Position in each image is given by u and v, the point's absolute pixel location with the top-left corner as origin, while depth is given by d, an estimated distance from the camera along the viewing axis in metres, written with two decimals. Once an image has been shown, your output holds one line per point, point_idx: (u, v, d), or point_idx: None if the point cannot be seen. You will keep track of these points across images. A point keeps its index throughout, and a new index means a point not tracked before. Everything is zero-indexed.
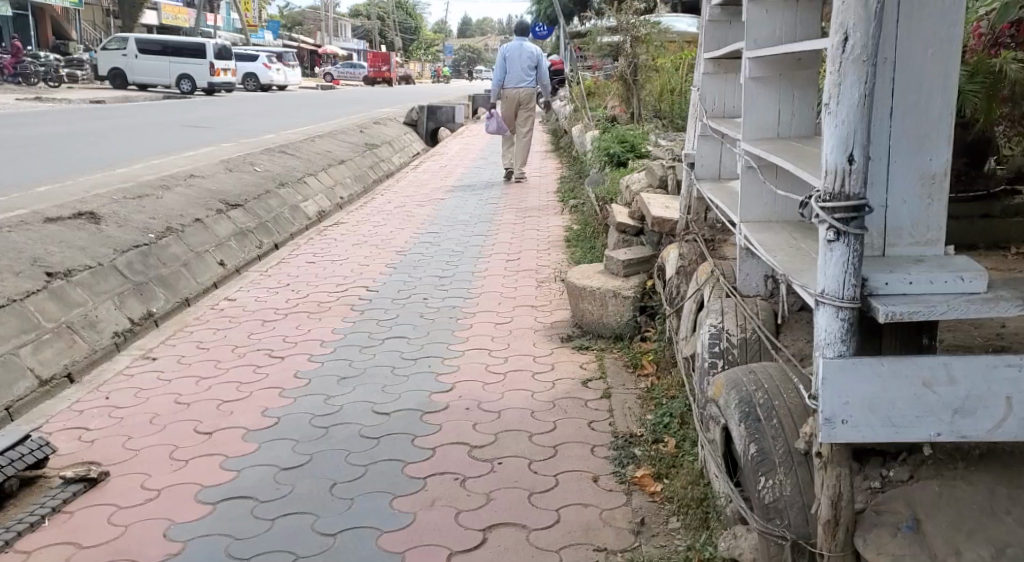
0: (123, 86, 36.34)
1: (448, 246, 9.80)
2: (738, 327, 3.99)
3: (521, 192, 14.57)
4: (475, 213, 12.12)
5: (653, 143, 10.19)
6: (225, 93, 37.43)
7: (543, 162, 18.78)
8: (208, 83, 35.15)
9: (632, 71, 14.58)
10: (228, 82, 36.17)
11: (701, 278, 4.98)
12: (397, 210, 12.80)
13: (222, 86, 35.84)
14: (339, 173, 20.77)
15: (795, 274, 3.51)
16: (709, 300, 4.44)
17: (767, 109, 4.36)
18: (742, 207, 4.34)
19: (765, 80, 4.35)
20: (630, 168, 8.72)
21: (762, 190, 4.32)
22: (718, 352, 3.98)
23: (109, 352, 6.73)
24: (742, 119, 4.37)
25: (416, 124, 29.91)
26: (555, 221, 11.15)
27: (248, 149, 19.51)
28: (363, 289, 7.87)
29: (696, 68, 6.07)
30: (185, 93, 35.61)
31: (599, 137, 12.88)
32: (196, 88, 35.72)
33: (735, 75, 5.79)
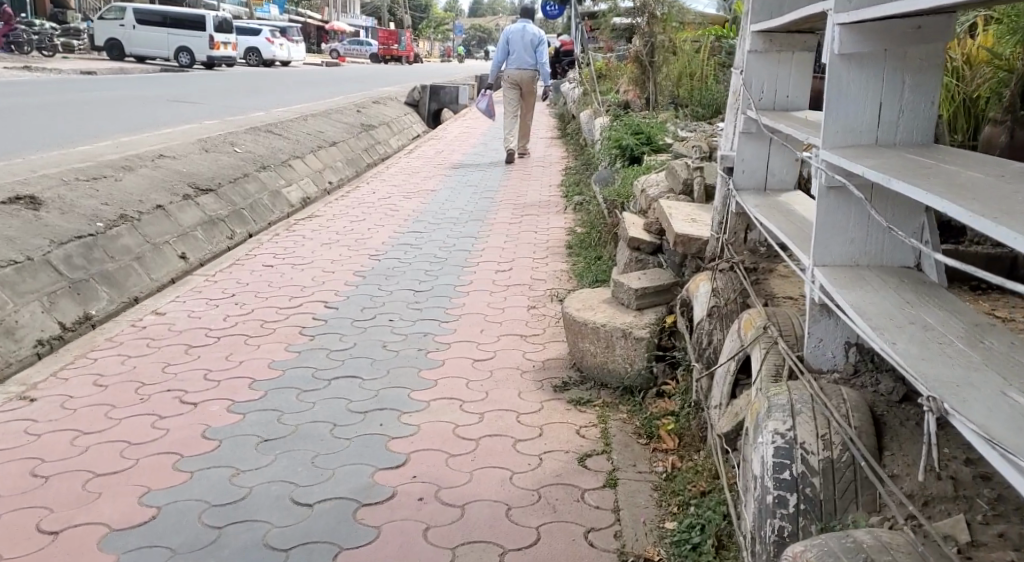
0: (119, 58, 34.94)
1: (430, 249, 8.50)
2: (822, 444, 3.08)
3: (522, 183, 13.25)
4: (468, 208, 10.82)
5: (670, 136, 8.90)
6: (224, 68, 36.02)
7: (547, 150, 17.45)
8: (208, 57, 33.83)
9: (648, 54, 13.25)
10: (228, 56, 34.77)
11: (745, 334, 3.71)
12: (382, 202, 11.50)
13: (221, 60, 34.46)
14: (330, 156, 19.45)
15: (956, 404, 2.53)
16: (761, 376, 3.44)
17: (861, 102, 3.25)
18: (816, 247, 3.27)
19: (863, 60, 3.23)
20: (645, 166, 7.43)
21: (844, 225, 3.24)
22: (789, 483, 3.06)
23: (25, 366, 5.62)
24: (825, 116, 3.27)
25: (417, 105, 28.55)
26: (557, 221, 9.85)
27: (232, 127, 18.18)
28: (322, 305, 6.59)
29: (739, 45, 4.71)
30: (184, 67, 34.28)
31: (610, 125, 11.56)
32: (195, 63, 34.38)
33: (790, 55, 4.44)
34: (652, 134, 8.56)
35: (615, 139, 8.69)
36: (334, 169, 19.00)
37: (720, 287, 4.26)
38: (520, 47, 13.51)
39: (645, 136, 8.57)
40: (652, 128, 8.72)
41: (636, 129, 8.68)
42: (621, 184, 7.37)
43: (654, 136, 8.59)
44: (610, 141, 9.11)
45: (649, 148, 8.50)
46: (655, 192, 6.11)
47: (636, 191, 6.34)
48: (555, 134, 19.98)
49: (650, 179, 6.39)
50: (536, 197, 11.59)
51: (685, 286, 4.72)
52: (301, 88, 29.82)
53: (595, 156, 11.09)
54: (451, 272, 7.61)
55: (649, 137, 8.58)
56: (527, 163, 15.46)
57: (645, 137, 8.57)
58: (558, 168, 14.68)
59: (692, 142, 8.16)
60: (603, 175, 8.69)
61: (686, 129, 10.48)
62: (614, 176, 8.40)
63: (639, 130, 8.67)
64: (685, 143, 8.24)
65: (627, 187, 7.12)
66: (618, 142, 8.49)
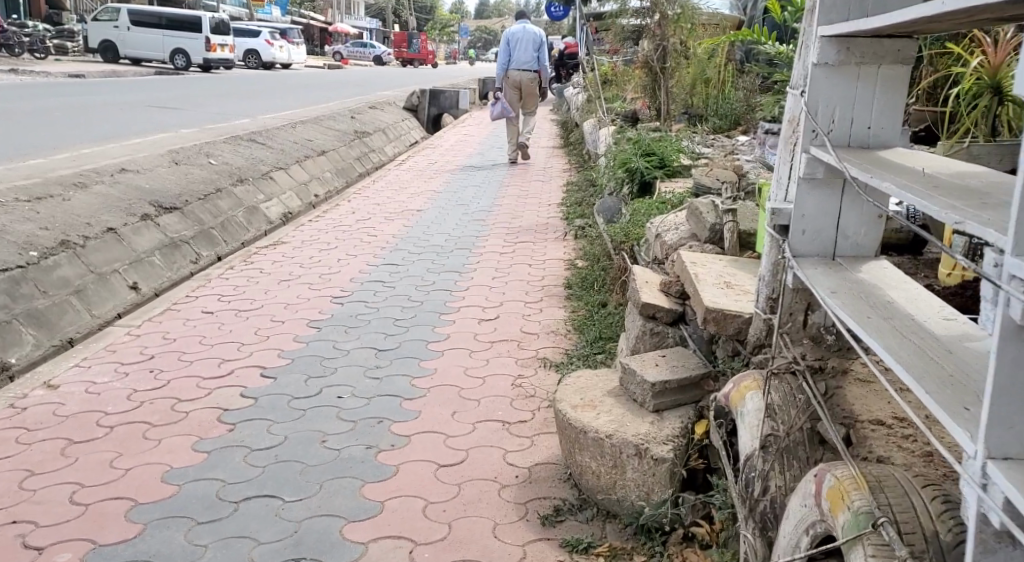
0: (113, 60, 33.58)
1: (402, 289, 7.21)
2: None
3: (520, 199, 11.97)
4: (457, 233, 9.52)
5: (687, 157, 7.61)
6: (221, 70, 34.73)
7: (549, 161, 16.13)
8: (204, 59, 32.57)
9: (659, 59, 11.89)
10: (224, 58, 33.46)
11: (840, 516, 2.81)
12: (359, 225, 10.20)
13: (217, 62, 33.13)
14: (318, 166, 18.16)
15: None
16: None
17: None
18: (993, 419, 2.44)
19: None
20: (660, 196, 6.14)
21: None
22: None
23: None
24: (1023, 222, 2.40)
25: (416, 110, 27.24)
26: (555, 251, 8.59)
27: (211, 136, 16.92)
28: (259, 371, 5.30)
29: (800, 57, 3.60)
30: (179, 69, 33.00)
31: (618, 140, 10.26)
32: (190, 65, 33.07)
33: (873, 74, 3.35)
34: (665, 154, 7.28)
35: (622, 160, 7.37)
36: (321, 180, 17.71)
37: (783, 403, 3.22)
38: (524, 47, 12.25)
39: (657, 157, 7.27)
40: (665, 146, 7.42)
41: (646, 148, 7.38)
42: (628, 219, 6.09)
43: (668, 156, 7.30)
44: (617, 161, 7.81)
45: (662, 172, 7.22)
46: (676, 238, 4.81)
47: (649, 236, 5.07)
48: (558, 143, 18.65)
49: (668, 218, 5.11)
50: (533, 219, 10.29)
51: (724, 389, 3.51)
52: (296, 93, 28.52)
53: (601, 175, 9.79)
54: (425, 321, 6.33)
55: (662, 156, 7.29)
56: (526, 178, 14.15)
57: (657, 158, 7.28)
58: (559, 182, 13.37)
59: (714, 168, 6.86)
60: (608, 200, 7.39)
61: (705, 147, 9.19)
62: (622, 208, 7.08)
63: (649, 149, 7.37)
64: (706, 168, 6.93)
65: (638, 223, 5.84)
66: (625, 164, 7.19)
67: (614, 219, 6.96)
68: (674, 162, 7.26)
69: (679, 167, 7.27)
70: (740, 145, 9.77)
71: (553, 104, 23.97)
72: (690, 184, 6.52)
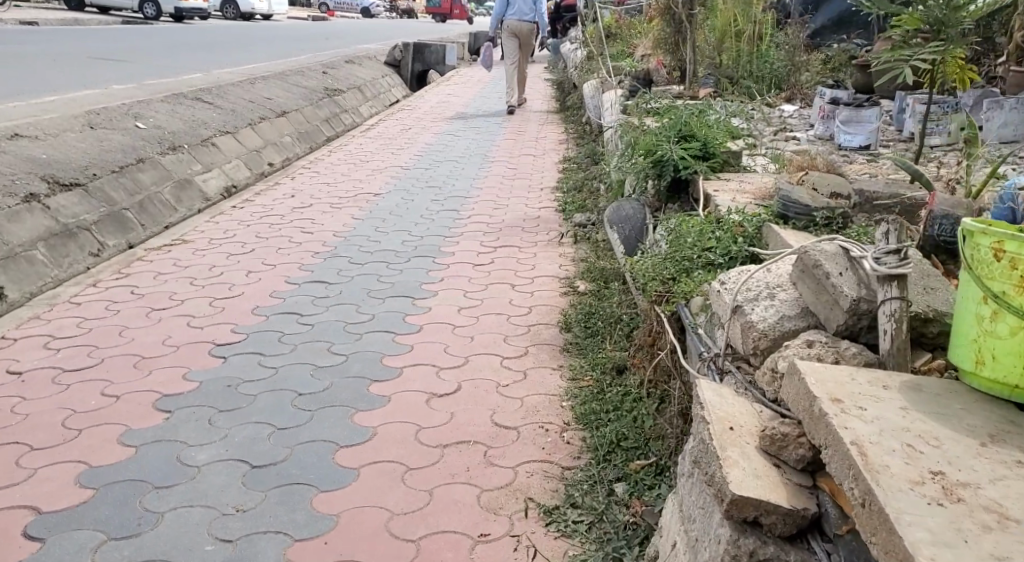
0: (77, 9, 30.96)
1: (320, 331, 4.96)
2: None
3: (508, 179, 9.88)
4: (417, 234, 7.31)
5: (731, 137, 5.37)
6: (193, 21, 32.09)
7: (541, 130, 13.86)
8: (175, 8, 29.93)
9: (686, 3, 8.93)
10: (198, 7, 30.86)
11: None
12: (295, 214, 8.00)
13: (189, 12, 30.48)
14: (277, 130, 15.85)
15: None
16: None
17: None
18: None
19: None
20: (718, 217, 4.09)
21: None
22: None
23: None
24: None
25: (398, 65, 24.75)
26: (548, 261, 6.57)
27: (147, 94, 14.60)
28: (24, 524, 3.19)
29: None
30: (150, 19, 30.36)
31: (631, 117, 8.07)
32: (161, 14, 30.39)
33: None
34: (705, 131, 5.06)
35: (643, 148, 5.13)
36: (280, 148, 15.45)
37: None
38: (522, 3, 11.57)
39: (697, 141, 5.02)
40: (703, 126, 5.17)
41: (681, 128, 5.14)
42: (667, 261, 3.99)
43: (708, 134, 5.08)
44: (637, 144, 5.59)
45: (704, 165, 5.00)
46: (795, 340, 3.19)
47: (725, 306, 3.45)
48: (554, 108, 16.35)
49: (743, 274, 3.53)
50: (518, 213, 8.11)
51: None
52: (268, 45, 26.05)
53: (610, 162, 7.64)
54: (345, 397, 4.08)
55: (704, 137, 5.06)
56: (514, 150, 11.92)
57: (695, 141, 5.06)
58: (555, 158, 11.19)
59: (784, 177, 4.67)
60: (629, 201, 5.11)
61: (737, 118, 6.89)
62: (651, 221, 4.82)
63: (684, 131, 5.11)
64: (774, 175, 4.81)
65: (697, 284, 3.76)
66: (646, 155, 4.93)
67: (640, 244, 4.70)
68: (718, 151, 5.04)
69: (727, 159, 5.11)
70: (789, 123, 7.60)
71: (549, 61, 21.67)
72: (756, 194, 4.41)
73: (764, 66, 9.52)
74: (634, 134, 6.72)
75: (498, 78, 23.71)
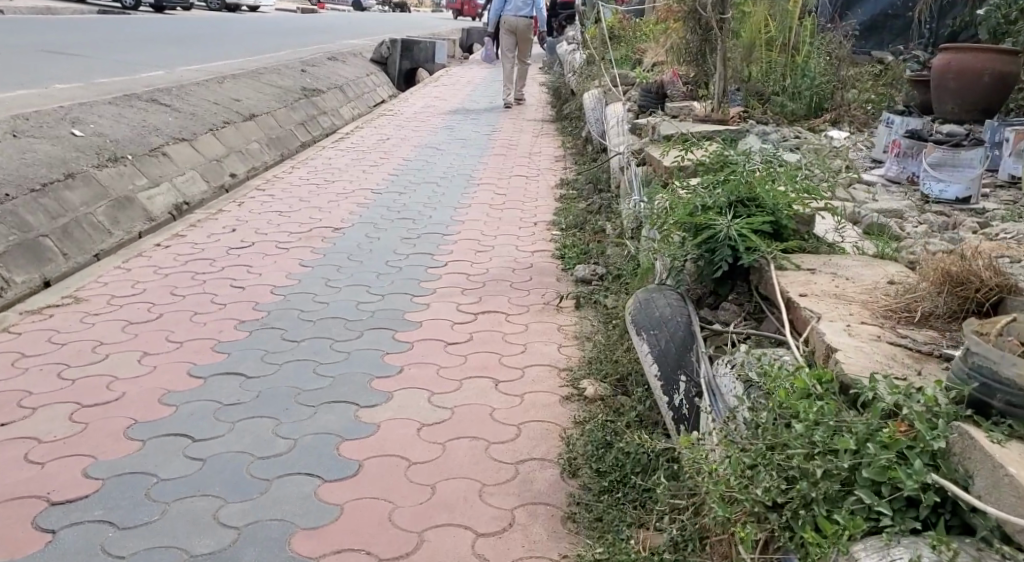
0: None
1: (212, 476, 3.56)
2: None
3: (497, 211, 8.47)
4: (376, 290, 5.85)
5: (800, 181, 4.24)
6: (172, 11, 30.35)
7: (536, 146, 12.39)
8: None
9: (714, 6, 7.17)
10: None
11: None
12: (229, 256, 6.57)
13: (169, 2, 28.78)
14: (244, 135, 14.32)
15: None
16: None
17: None
18: None
19: None
20: (883, 420, 2.99)
21: None
22: None
23: None
24: None
25: (385, 63, 23.14)
26: (545, 336, 5.14)
27: (94, 95, 13.03)
28: None
29: None
30: (127, 8, 28.65)
31: (651, 148, 6.68)
32: (140, 4, 28.71)
33: None
34: (768, 190, 3.99)
35: (677, 211, 4.04)
36: (245, 157, 13.93)
37: None
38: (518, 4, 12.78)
39: (756, 208, 3.96)
40: (756, 189, 4.04)
41: (736, 190, 4.02)
42: (759, 467, 3.05)
43: (771, 192, 4.00)
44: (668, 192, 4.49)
45: (768, 240, 3.95)
46: None
47: None
48: (552, 117, 14.89)
49: None
50: (505, 261, 6.71)
51: None
52: (245, 39, 24.44)
53: (622, 207, 6.24)
54: None
55: (766, 201, 4.00)
56: (505, 171, 10.49)
57: (755, 208, 3.99)
58: (553, 184, 9.78)
59: (908, 293, 3.65)
60: (665, 293, 3.98)
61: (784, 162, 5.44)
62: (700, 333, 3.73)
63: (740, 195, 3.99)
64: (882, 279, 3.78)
65: (844, 543, 2.80)
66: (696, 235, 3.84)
67: (685, 376, 3.60)
68: (785, 223, 3.99)
69: (799, 233, 4.08)
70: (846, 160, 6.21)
71: (543, 63, 20.14)
72: (885, 345, 3.38)
73: (803, 81, 8.12)
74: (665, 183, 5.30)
75: (490, 79, 22.14)
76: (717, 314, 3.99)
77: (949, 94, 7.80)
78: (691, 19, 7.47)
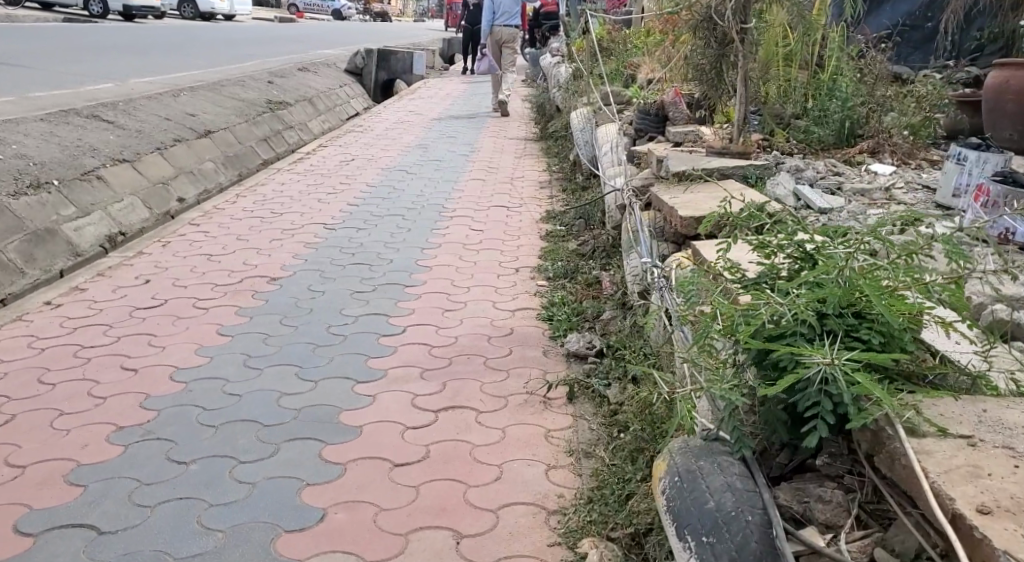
0: (16, 4, 27.79)
1: None
2: None
3: (470, 251, 7.21)
4: (308, 375, 4.55)
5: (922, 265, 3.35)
6: (144, 19, 28.91)
7: (518, 169, 11.11)
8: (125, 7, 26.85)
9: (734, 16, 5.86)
10: (149, 6, 27.61)
11: None
12: (131, 319, 5.32)
13: (139, 10, 27.35)
14: (197, 154, 12.90)
15: None
16: None
17: None
18: None
19: None
20: None
21: None
22: None
23: None
24: None
25: (360, 73, 21.78)
26: (523, 445, 3.86)
27: (25, 112, 11.73)
28: None
29: None
30: (94, 17, 27.22)
31: (654, 188, 5.42)
32: (109, 12, 27.28)
33: None
34: (883, 300, 3.15)
35: (734, 315, 3.29)
36: (197, 178, 12.54)
37: None
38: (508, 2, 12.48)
39: (860, 332, 3.16)
40: (860, 289, 3.22)
41: (848, 294, 3.20)
42: None
43: (886, 303, 3.16)
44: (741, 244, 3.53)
45: (866, 367, 3.19)
46: None
47: None
48: (537, 136, 13.57)
49: None
50: (474, 325, 5.44)
51: None
52: (213, 48, 23.09)
53: (629, 266, 4.99)
54: None
55: (874, 316, 3.19)
56: (483, 201, 9.23)
57: (855, 319, 3.20)
58: (537, 217, 8.50)
59: None
60: (724, 468, 3.09)
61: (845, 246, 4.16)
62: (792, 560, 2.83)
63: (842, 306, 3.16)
64: None
65: None
66: (779, 384, 3.00)
67: None
68: (897, 343, 3.19)
69: (924, 368, 3.33)
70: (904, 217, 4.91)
71: (526, 75, 18.77)
72: None
73: (832, 103, 6.88)
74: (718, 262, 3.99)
75: (470, 92, 20.78)
76: (817, 496, 3.17)
77: (1006, 118, 6.56)
78: (699, 40, 6.15)
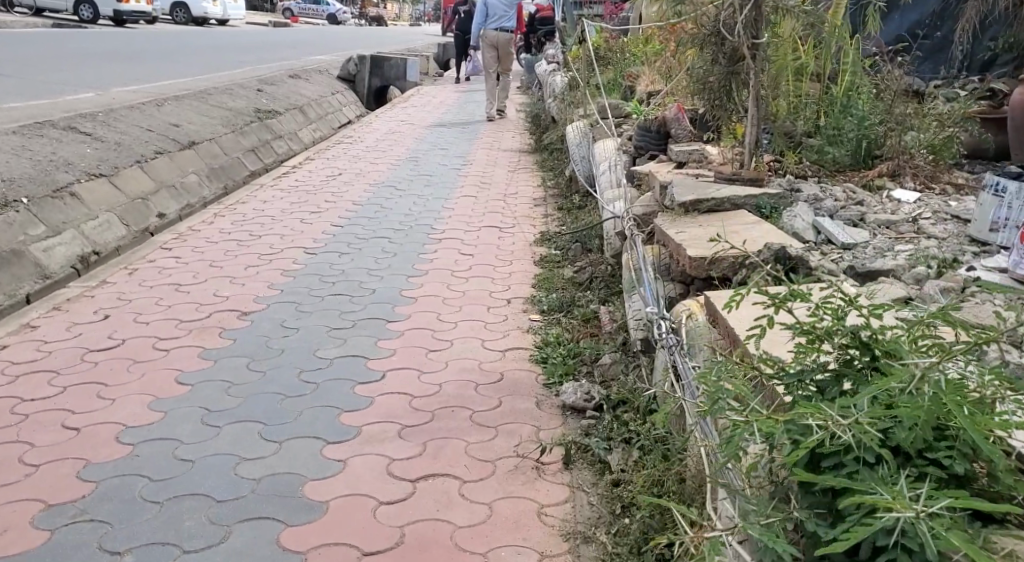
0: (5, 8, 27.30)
1: None
2: None
3: (460, 279, 6.73)
4: (273, 433, 4.07)
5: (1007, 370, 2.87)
6: (135, 24, 28.42)
7: (512, 184, 10.63)
8: (115, 12, 26.35)
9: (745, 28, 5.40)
10: (140, 11, 27.13)
11: None
12: (82, 363, 4.85)
13: (131, 15, 26.86)
14: (180, 167, 12.17)
15: None
16: None
17: None
18: None
19: None
20: None
21: None
22: None
23: None
24: None
25: (353, 80, 21.30)
26: (509, 525, 3.49)
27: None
28: None
29: None
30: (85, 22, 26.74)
31: (657, 219, 4.93)
32: (99, 17, 26.78)
33: None
34: (963, 415, 2.68)
35: (791, 435, 2.78)
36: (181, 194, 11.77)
37: None
38: (502, 6, 11.95)
39: (937, 454, 2.69)
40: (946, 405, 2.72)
41: (932, 415, 2.70)
42: None
43: (968, 417, 2.69)
44: (779, 300, 2.99)
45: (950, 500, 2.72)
46: None
47: None
48: (532, 148, 13.08)
49: None
50: (461, 368, 4.96)
51: None
52: (205, 54, 22.59)
53: (631, 311, 4.52)
54: None
55: (953, 429, 2.72)
56: (475, 220, 8.75)
57: (942, 446, 2.72)
58: (531, 239, 8.02)
59: None
60: None
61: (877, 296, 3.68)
62: None
63: (915, 427, 2.69)
64: None
65: None
66: (851, 540, 2.52)
67: None
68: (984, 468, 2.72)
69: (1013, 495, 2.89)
70: (935, 254, 4.42)
71: (522, 82, 18.26)
72: None
73: (846, 121, 6.42)
74: (739, 322, 3.49)
75: (465, 100, 20.28)
76: None
77: None
78: (707, 55, 5.67)
